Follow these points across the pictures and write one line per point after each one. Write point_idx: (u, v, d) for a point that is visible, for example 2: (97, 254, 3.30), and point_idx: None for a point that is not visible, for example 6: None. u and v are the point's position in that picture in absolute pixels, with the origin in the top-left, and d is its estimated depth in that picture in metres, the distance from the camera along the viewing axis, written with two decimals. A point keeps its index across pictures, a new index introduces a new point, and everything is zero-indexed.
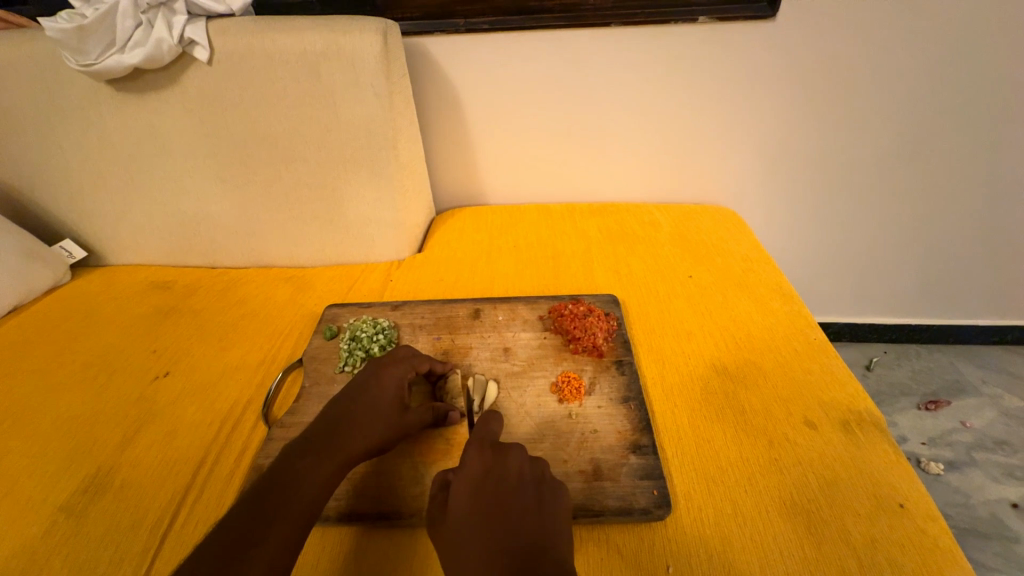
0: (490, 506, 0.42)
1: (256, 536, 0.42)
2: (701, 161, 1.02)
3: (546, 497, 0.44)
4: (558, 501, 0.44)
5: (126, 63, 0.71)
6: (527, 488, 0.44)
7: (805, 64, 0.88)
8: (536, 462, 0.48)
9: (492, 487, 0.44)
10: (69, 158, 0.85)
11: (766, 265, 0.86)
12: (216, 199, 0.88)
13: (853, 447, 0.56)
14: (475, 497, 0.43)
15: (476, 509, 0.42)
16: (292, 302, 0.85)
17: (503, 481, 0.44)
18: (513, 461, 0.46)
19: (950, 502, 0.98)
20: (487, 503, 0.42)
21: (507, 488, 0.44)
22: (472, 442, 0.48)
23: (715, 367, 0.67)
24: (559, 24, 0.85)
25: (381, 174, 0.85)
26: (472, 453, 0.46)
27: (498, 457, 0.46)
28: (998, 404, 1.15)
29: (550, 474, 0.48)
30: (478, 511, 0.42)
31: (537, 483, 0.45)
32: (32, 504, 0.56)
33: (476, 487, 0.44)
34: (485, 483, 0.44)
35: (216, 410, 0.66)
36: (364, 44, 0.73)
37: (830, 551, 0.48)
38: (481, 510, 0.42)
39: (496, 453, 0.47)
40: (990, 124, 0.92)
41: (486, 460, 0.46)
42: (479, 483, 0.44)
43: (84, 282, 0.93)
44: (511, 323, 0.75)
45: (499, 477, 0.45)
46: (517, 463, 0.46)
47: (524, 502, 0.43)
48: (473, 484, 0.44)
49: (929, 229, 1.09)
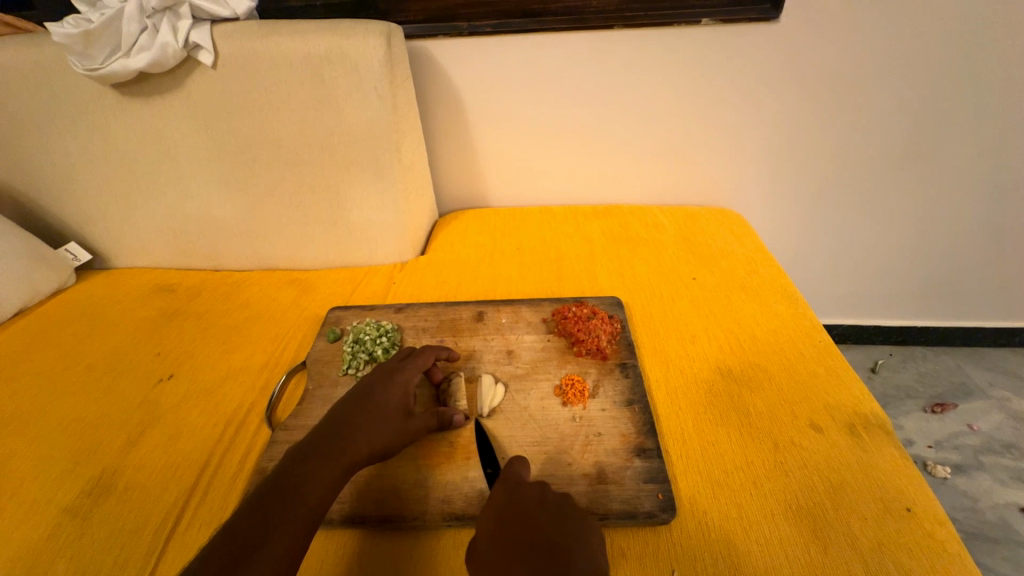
0: (509, 527, 0.43)
1: (259, 539, 0.42)
2: (704, 163, 1.02)
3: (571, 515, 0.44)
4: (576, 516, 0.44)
5: (130, 68, 0.71)
6: (542, 508, 0.44)
7: (809, 65, 0.87)
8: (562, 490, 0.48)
9: (510, 509, 0.44)
10: (74, 162, 0.86)
11: (769, 267, 0.86)
12: (219, 202, 0.88)
13: (859, 450, 0.56)
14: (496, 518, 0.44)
15: (496, 530, 0.43)
16: (295, 304, 0.85)
17: (519, 504, 0.45)
18: (535, 488, 0.47)
19: (957, 506, 0.97)
20: (506, 524, 0.43)
21: (522, 510, 0.44)
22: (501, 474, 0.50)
23: (719, 370, 0.67)
24: (562, 26, 0.85)
25: (384, 177, 0.85)
26: (496, 486, 0.48)
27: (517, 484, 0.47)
28: (1005, 407, 1.14)
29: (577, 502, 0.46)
30: (500, 532, 0.43)
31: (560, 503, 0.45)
32: (36, 506, 0.56)
33: (498, 511, 0.45)
34: (505, 507, 0.45)
35: (220, 413, 0.66)
36: (368, 47, 0.74)
37: (837, 555, 0.47)
38: (500, 531, 0.43)
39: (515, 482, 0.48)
40: (997, 123, 0.91)
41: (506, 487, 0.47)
42: (501, 506, 0.45)
43: (89, 285, 0.94)
44: (515, 326, 0.74)
45: (518, 500, 0.45)
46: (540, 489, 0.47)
47: (549, 520, 0.43)
48: (497, 507, 0.45)
49: (934, 230, 1.08)
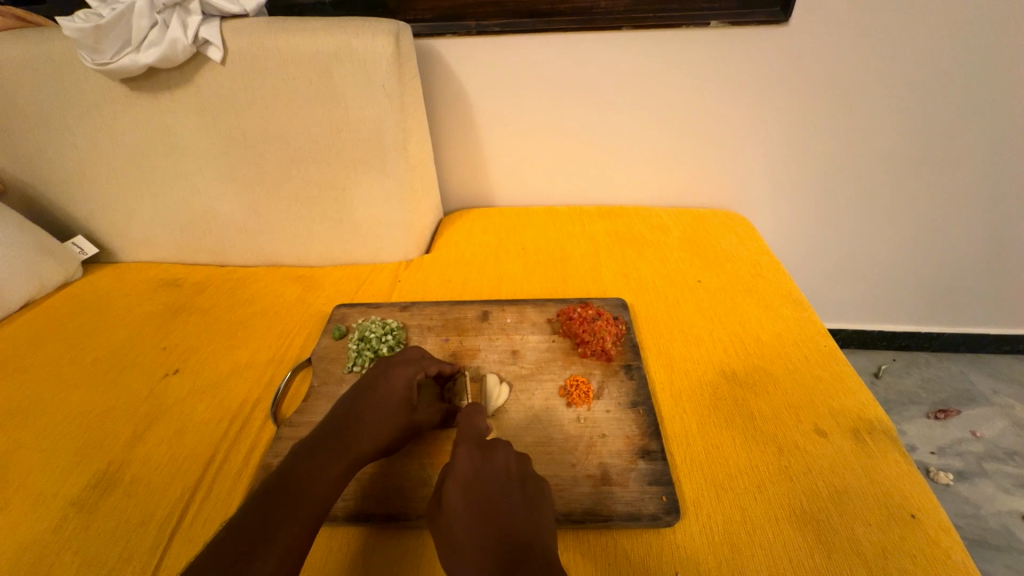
0: (484, 503, 0.44)
1: (263, 535, 0.42)
2: (710, 166, 1.02)
3: (535, 497, 0.46)
4: (539, 492, 0.47)
5: (140, 62, 0.72)
6: (512, 485, 0.47)
7: (818, 68, 0.87)
8: (522, 458, 0.50)
9: (483, 482, 0.46)
10: (82, 156, 0.86)
11: (776, 271, 0.85)
12: (226, 199, 0.88)
13: (864, 456, 0.56)
14: (469, 491, 0.45)
15: (471, 506, 0.44)
16: (300, 302, 0.85)
17: (493, 479, 0.46)
18: (501, 458, 0.48)
19: (959, 512, 0.97)
20: (479, 499, 0.45)
21: (495, 486, 0.46)
22: (461, 440, 0.50)
23: (723, 373, 0.67)
24: (571, 27, 0.85)
25: (390, 175, 0.85)
26: (462, 452, 0.48)
27: (486, 453, 0.49)
28: (1009, 414, 1.14)
29: (534, 471, 0.50)
30: (473, 507, 0.44)
31: (522, 474, 0.48)
32: (43, 498, 0.56)
33: (469, 484, 0.46)
34: (477, 478, 0.46)
35: (225, 408, 0.66)
36: (376, 45, 0.74)
37: (841, 561, 0.47)
38: (475, 507, 0.44)
39: (483, 452, 0.49)
40: (1004, 131, 0.91)
41: (475, 459, 0.48)
42: (470, 481, 0.46)
43: (95, 279, 0.94)
44: (519, 326, 0.74)
45: (489, 474, 0.47)
46: (505, 456, 0.49)
47: (513, 502, 0.45)
48: (465, 482, 0.46)
49: (941, 235, 1.07)
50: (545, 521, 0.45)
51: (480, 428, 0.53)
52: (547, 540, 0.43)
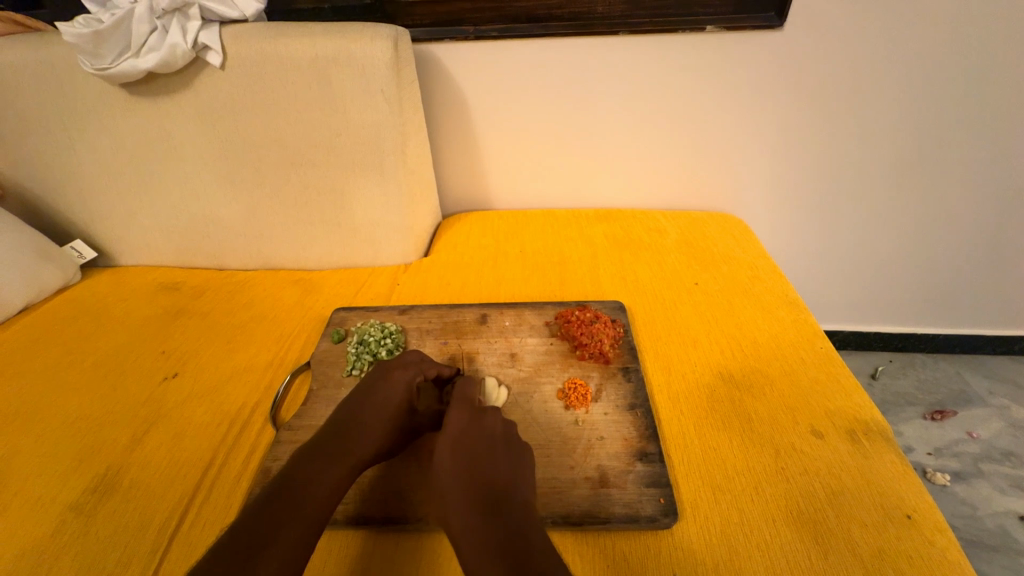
0: (471, 458, 0.49)
1: (267, 537, 0.43)
2: (706, 169, 1.03)
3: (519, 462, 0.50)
4: (523, 449, 0.52)
5: (140, 68, 0.72)
6: (498, 442, 0.51)
7: (813, 71, 0.88)
8: (509, 421, 0.55)
9: (470, 439, 0.51)
10: (80, 160, 0.86)
11: (773, 273, 0.86)
12: (224, 202, 0.89)
13: (860, 457, 0.56)
14: (456, 450, 0.50)
15: (457, 461, 0.49)
16: (299, 305, 0.86)
17: (478, 441, 0.51)
18: (488, 422, 0.53)
19: (956, 513, 0.97)
20: (467, 454, 0.49)
21: (482, 443, 0.50)
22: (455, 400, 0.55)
23: (721, 375, 0.67)
24: (568, 32, 0.85)
25: (389, 179, 0.85)
26: (454, 413, 0.53)
27: (477, 415, 0.54)
28: (1004, 415, 1.14)
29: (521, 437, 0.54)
30: (461, 462, 0.49)
31: (507, 436, 0.52)
32: (42, 502, 0.56)
33: (456, 442, 0.50)
34: (463, 438, 0.51)
35: (224, 411, 0.66)
36: (375, 49, 0.74)
37: (837, 561, 0.47)
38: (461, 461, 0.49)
39: (473, 415, 0.53)
40: (999, 133, 0.91)
41: (465, 419, 0.53)
42: (457, 440, 0.50)
43: (93, 283, 0.95)
44: (518, 329, 0.75)
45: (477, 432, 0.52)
46: (493, 420, 0.53)
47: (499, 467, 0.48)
48: (452, 440, 0.51)
49: (936, 236, 1.08)
50: (526, 476, 0.49)
51: (473, 394, 0.57)
52: (528, 499, 0.47)
